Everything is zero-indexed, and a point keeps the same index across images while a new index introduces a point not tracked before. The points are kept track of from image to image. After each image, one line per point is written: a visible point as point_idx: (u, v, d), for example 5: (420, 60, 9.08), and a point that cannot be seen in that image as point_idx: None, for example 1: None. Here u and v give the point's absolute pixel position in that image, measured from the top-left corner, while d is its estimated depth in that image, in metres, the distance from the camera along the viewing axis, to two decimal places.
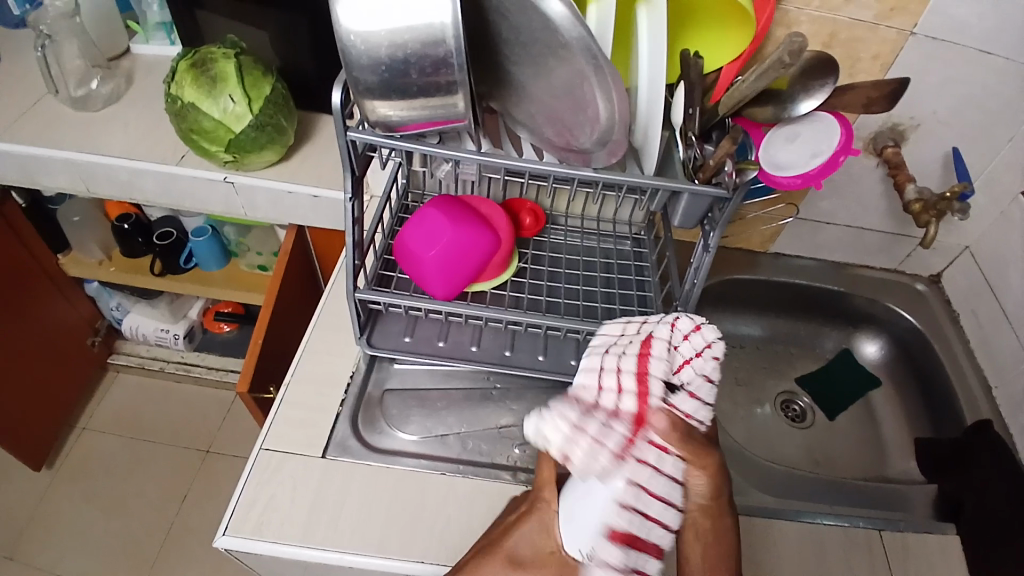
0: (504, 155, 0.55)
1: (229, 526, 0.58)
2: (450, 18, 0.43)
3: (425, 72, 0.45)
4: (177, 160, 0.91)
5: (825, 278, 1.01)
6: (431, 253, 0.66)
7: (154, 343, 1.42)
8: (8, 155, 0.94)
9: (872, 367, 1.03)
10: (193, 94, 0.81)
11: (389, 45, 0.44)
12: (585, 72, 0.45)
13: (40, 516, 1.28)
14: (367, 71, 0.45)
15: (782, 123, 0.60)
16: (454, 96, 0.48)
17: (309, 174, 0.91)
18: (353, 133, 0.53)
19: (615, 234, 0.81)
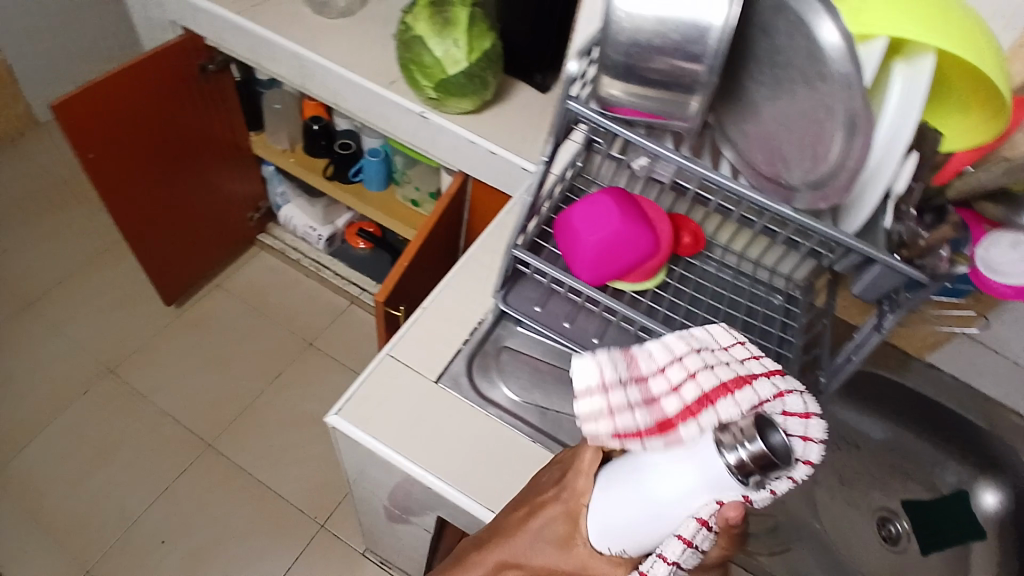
0: (704, 167, 0.55)
1: (343, 407, 0.65)
2: (720, 21, 0.44)
3: (672, 65, 0.47)
4: (387, 82, 0.99)
5: (972, 408, 0.92)
6: (595, 238, 0.67)
7: (299, 236, 1.57)
8: (251, 34, 1.06)
9: (990, 520, 0.93)
10: (424, 28, 0.86)
11: (652, 31, 0.46)
12: (834, 110, 0.44)
13: (161, 344, 1.45)
14: (619, 49, 0.47)
15: (1014, 228, 0.61)
16: (691, 97, 0.49)
17: (494, 130, 0.96)
18: (572, 104, 0.56)
19: (768, 285, 0.79)
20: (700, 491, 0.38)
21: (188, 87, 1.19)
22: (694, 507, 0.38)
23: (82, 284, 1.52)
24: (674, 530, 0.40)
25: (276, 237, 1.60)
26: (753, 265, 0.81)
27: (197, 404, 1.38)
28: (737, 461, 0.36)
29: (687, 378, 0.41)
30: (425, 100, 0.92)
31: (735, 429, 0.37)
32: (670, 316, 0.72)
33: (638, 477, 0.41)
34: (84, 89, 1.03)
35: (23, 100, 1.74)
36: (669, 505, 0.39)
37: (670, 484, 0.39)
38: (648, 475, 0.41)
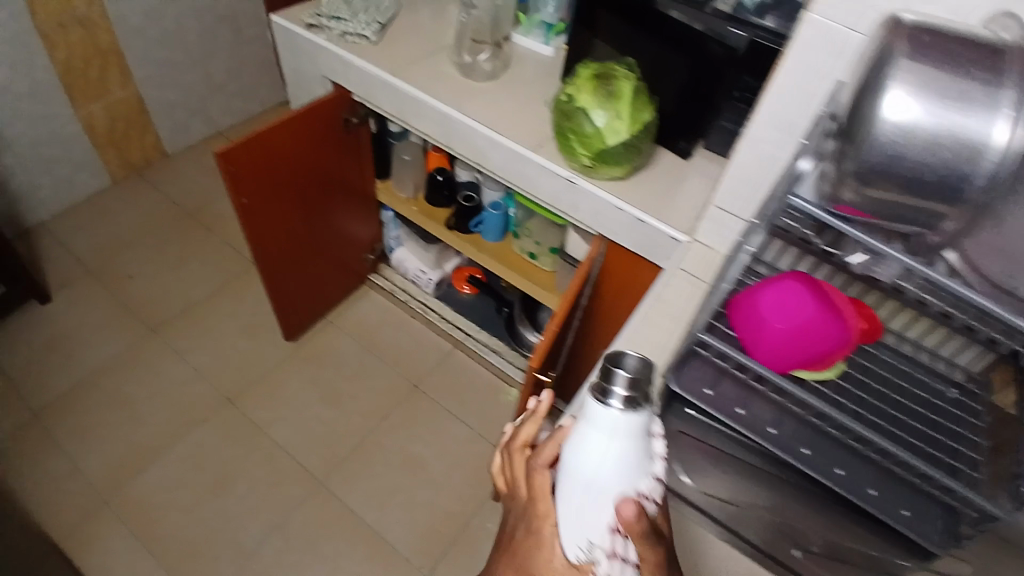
0: (935, 273, 0.53)
1: None
2: (1003, 139, 0.44)
3: (937, 176, 0.46)
4: (533, 147, 1.00)
5: None
6: (784, 325, 0.66)
7: (410, 278, 1.64)
8: (400, 93, 1.09)
9: None
10: (589, 99, 0.86)
11: (923, 147, 0.45)
12: None
13: (274, 377, 1.50)
14: (879, 158, 0.47)
15: None
16: (949, 210, 0.48)
17: (641, 198, 0.94)
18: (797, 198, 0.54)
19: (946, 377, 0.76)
20: (619, 448, 0.45)
21: (333, 137, 1.24)
22: (620, 462, 0.46)
23: (203, 313, 1.59)
24: (623, 495, 0.47)
25: (386, 277, 1.67)
26: (930, 357, 0.78)
27: (308, 437, 1.42)
28: (621, 402, 0.45)
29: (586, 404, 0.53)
30: (577, 166, 0.93)
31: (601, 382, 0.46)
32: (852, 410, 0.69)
33: (575, 472, 0.48)
34: (247, 135, 1.07)
35: (155, 135, 1.86)
36: (604, 472, 0.46)
37: (594, 455, 0.46)
38: (581, 470, 0.47)
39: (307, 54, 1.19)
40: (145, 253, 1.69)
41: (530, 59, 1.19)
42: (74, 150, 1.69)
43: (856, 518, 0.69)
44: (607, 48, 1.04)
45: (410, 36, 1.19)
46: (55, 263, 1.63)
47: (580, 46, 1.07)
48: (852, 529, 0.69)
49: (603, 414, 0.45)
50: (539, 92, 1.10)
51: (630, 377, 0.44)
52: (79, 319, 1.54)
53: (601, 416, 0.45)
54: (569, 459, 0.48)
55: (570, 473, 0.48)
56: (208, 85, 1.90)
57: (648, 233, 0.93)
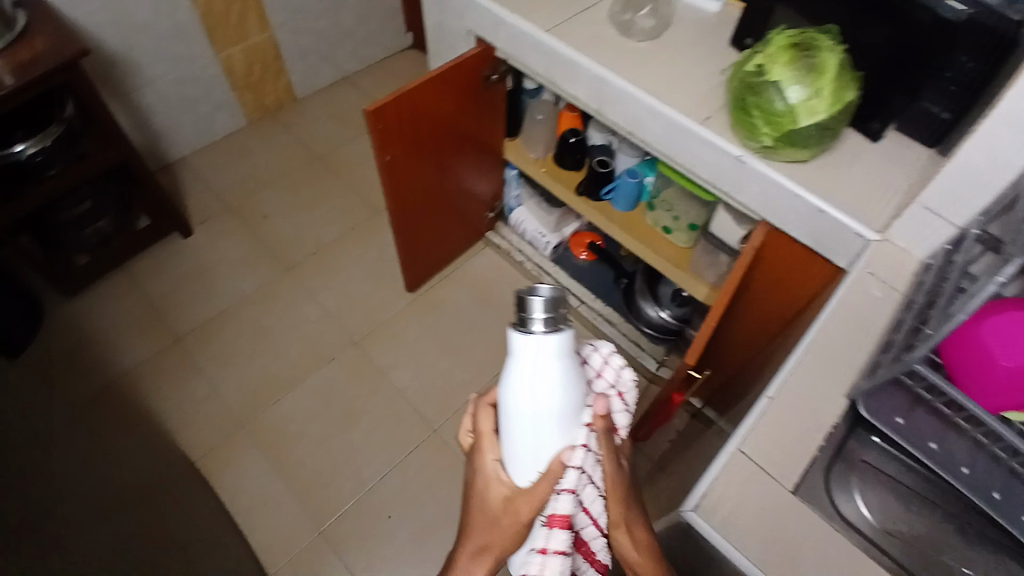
0: None
1: (696, 507, 0.62)
2: None
3: None
4: (701, 119, 0.92)
5: None
6: (1006, 364, 0.61)
7: (527, 239, 1.62)
8: (555, 53, 1.03)
9: None
10: (784, 74, 0.77)
11: None
12: None
13: (392, 325, 1.54)
14: None
15: None
16: None
17: (823, 185, 0.86)
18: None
19: None
20: (553, 362, 0.58)
21: (473, 94, 1.21)
22: (557, 376, 0.59)
23: (329, 257, 1.64)
24: (565, 403, 0.59)
25: (503, 236, 1.66)
26: None
27: (424, 388, 1.45)
28: (543, 325, 0.58)
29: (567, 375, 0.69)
30: (755, 147, 0.85)
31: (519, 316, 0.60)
32: None
33: (523, 402, 0.59)
34: (396, 94, 1.06)
35: (287, 79, 1.90)
36: (545, 392, 0.58)
37: (538, 379, 0.58)
38: (527, 401, 0.59)
39: (455, 7, 1.15)
40: (276, 195, 1.76)
41: (692, 16, 1.09)
42: (214, 91, 1.76)
43: None
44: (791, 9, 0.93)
45: None
46: (196, 199, 1.73)
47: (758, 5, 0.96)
48: None
49: (528, 343, 0.58)
50: (704, 56, 1.01)
51: (546, 304, 0.58)
52: (217, 254, 1.63)
53: (524, 342, 0.58)
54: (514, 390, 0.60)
55: (521, 403, 0.59)
56: (337, 30, 1.91)
57: (826, 224, 0.84)
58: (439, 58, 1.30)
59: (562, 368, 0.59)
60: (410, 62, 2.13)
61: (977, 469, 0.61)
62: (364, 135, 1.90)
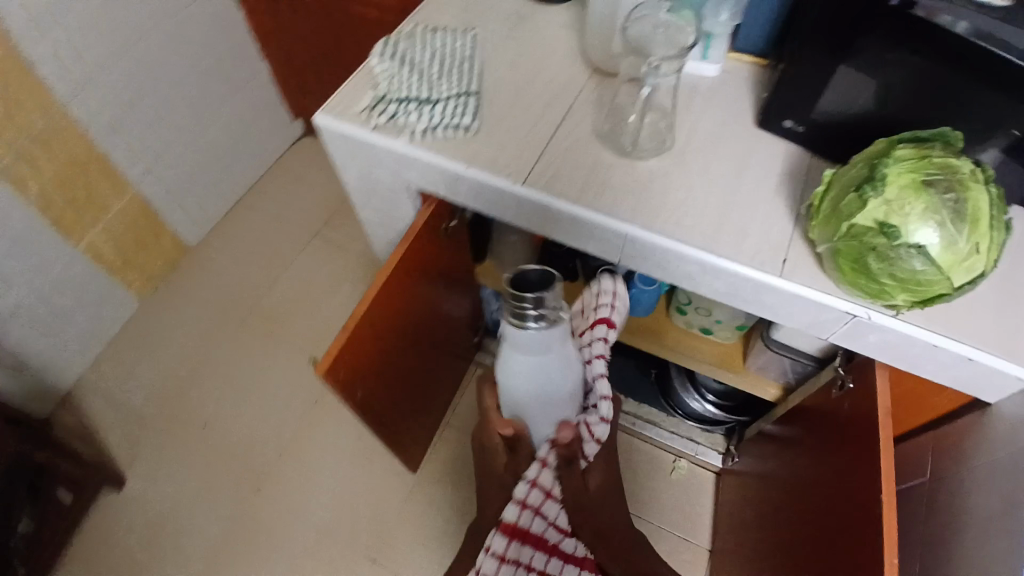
0: None
1: None
2: None
3: None
4: (780, 268, 0.69)
5: None
6: None
7: None
8: (546, 210, 0.76)
9: None
10: (922, 227, 0.54)
11: None
12: None
13: (406, 513, 1.26)
14: None
15: None
16: None
17: (961, 321, 0.65)
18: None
19: None
20: (546, 353, 0.60)
21: (430, 259, 0.93)
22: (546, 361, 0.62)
23: (303, 448, 1.34)
24: (545, 384, 0.64)
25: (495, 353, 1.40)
26: None
27: None
28: (538, 325, 0.57)
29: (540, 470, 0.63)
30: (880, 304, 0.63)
31: (517, 308, 0.57)
32: None
33: (515, 373, 0.63)
34: (347, 328, 0.78)
35: (173, 232, 1.53)
36: (530, 367, 0.62)
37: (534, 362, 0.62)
38: (514, 373, 0.63)
39: (385, 164, 0.86)
40: (211, 384, 1.42)
41: (693, 94, 0.83)
42: (90, 287, 1.38)
43: None
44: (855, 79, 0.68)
45: (524, 103, 0.83)
46: (112, 427, 1.37)
47: (804, 81, 0.72)
48: None
49: (524, 337, 0.58)
50: (739, 159, 0.77)
51: (541, 307, 0.56)
52: (164, 494, 1.30)
53: (523, 337, 0.58)
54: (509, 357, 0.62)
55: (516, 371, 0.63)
56: (213, 152, 1.55)
57: (976, 371, 0.65)
58: (371, 209, 0.99)
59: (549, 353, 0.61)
60: (310, 153, 1.79)
61: None
62: (289, 270, 1.58)
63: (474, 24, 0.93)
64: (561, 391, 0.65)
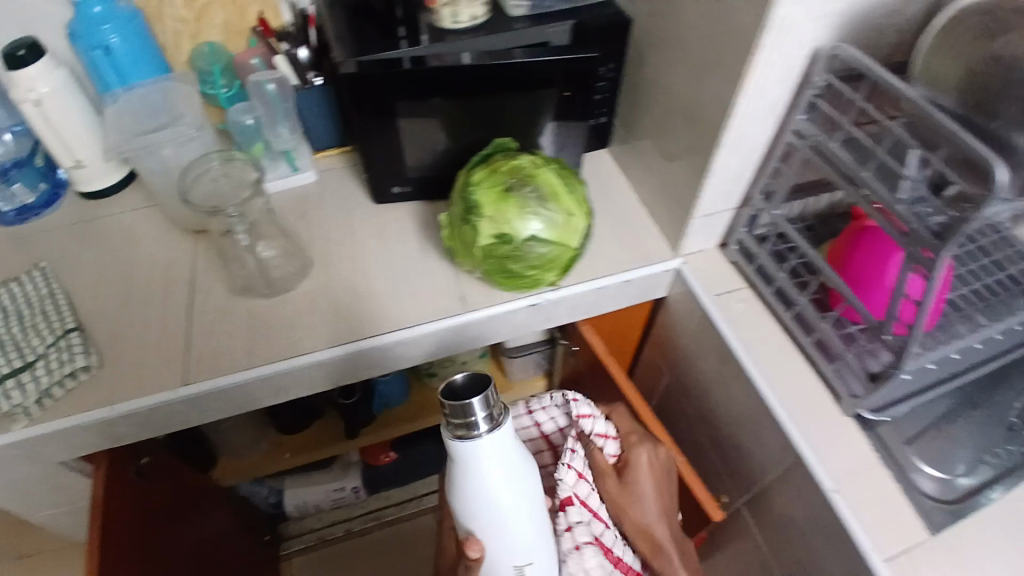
0: None
1: None
2: None
3: None
4: (461, 303, 0.73)
5: None
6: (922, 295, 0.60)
7: (328, 507, 1.22)
8: (227, 391, 0.68)
9: None
10: (523, 221, 0.62)
11: None
12: None
13: None
14: None
15: None
16: None
17: (605, 256, 0.77)
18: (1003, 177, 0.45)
19: None
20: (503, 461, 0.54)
21: (140, 507, 0.74)
22: (508, 476, 0.55)
23: None
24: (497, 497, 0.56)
25: (297, 533, 1.24)
26: None
27: None
28: (487, 426, 0.52)
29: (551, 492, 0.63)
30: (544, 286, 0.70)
31: (458, 423, 0.51)
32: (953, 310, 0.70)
33: (473, 493, 0.55)
34: None
35: None
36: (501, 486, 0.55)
37: (499, 479, 0.54)
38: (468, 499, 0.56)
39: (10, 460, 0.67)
40: None
41: (306, 204, 0.83)
42: None
43: (1002, 377, 0.73)
44: (419, 126, 0.77)
45: (143, 301, 0.74)
46: None
47: (380, 148, 0.77)
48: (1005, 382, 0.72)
49: (475, 449, 0.52)
50: (383, 238, 0.80)
51: (485, 409, 0.51)
52: None
53: (473, 449, 0.52)
54: (467, 484, 0.55)
55: (477, 493, 0.55)
56: None
57: (637, 284, 0.78)
58: (34, 510, 0.78)
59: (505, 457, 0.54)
60: None
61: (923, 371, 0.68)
62: None
63: (38, 254, 0.80)
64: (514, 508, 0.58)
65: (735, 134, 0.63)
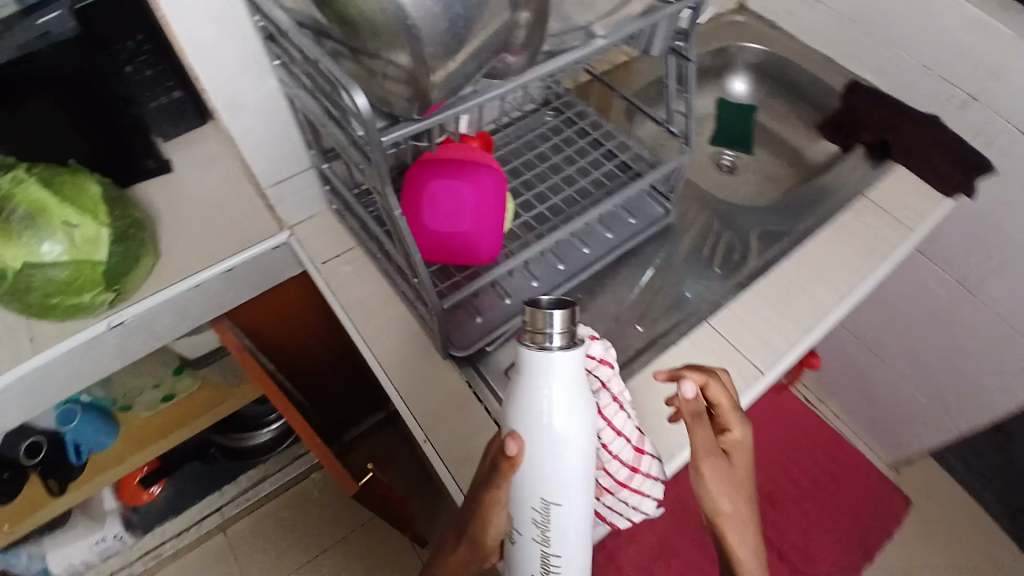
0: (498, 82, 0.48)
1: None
2: None
3: None
4: (32, 343, 0.65)
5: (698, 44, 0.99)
6: (450, 227, 0.61)
7: (94, 563, 1.13)
8: None
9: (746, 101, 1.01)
10: (22, 249, 0.56)
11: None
12: None
13: None
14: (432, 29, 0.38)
15: None
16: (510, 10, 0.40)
17: (204, 249, 0.71)
18: (363, 106, 0.40)
19: (541, 125, 0.80)
20: (571, 387, 0.45)
21: None
22: (573, 407, 0.45)
23: None
24: (567, 440, 0.45)
25: None
26: (519, 125, 0.80)
27: None
28: (562, 343, 0.44)
29: (626, 447, 0.54)
30: (106, 306, 0.65)
31: (536, 330, 0.44)
32: (543, 222, 0.71)
33: (531, 422, 0.45)
34: None
35: None
36: (567, 414, 0.45)
37: (564, 413, 0.45)
38: (527, 416, 0.45)
39: None
40: None
41: None
42: None
43: (613, 272, 0.75)
44: None
45: None
46: None
47: None
48: (615, 276, 0.75)
49: (548, 373, 0.44)
50: None
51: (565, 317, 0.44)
52: None
53: (546, 373, 0.44)
54: (527, 410, 0.45)
55: (540, 426, 0.45)
56: None
57: (248, 270, 0.73)
58: None
59: (576, 384, 0.45)
60: None
61: (515, 291, 0.70)
62: None
63: None
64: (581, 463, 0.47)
65: None
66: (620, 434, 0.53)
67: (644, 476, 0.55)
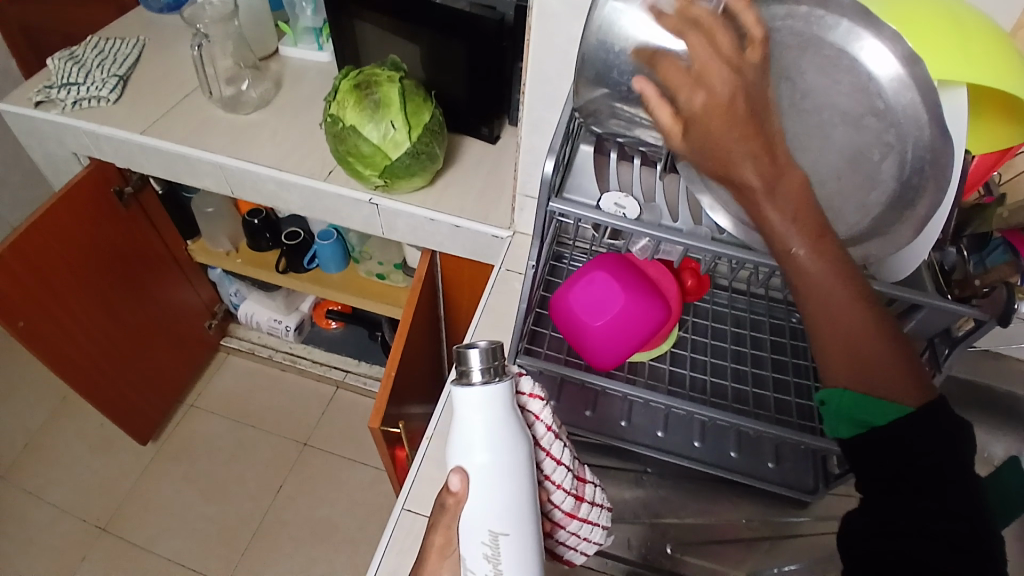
0: (681, 238, 0.50)
1: None
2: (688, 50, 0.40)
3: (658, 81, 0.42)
4: (325, 176, 0.89)
5: None
6: (574, 301, 0.62)
7: (266, 330, 1.47)
8: (156, 152, 0.94)
9: None
10: (359, 117, 0.77)
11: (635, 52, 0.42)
12: (890, 150, 0.40)
13: (138, 492, 1.35)
14: None
15: None
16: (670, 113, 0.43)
17: (453, 202, 0.88)
18: (547, 169, 0.48)
19: (777, 310, 0.72)
20: (499, 418, 0.43)
21: (100, 215, 1.07)
22: (503, 438, 0.43)
23: (47, 444, 1.40)
24: (502, 474, 0.43)
25: (239, 338, 1.53)
26: (755, 299, 0.73)
27: (205, 543, 1.29)
28: (484, 378, 0.43)
29: (565, 477, 0.49)
30: (373, 187, 0.85)
31: (457, 367, 0.44)
32: (672, 387, 0.67)
33: (464, 452, 0.43)
34: None
35: None
36: (495, 447, 0.43)
37: (491, 444, 0.43)
38: (469, 449, 0.43)
39: (49, 135, 1.01)
40: None
41: (305, 70, 1.05)
42: None
43: (700, 485, 0.68)
44: (367, 29, 0.89)
45: (159, 84, 1.03)
46: None
47: (342, 37, 0.92)
48: (699, 490, 0.67)
49: (469, 400, 0.43)
50: (320, 108, 0.98)
51: (486, 351, 0.43)
52: None
53: (465, 399, 0.43)
54: (461, 440, 0.44)
55: (471, 454, 0.43)
56: None
57: (465, 236, 0.87)
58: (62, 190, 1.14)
59: (505, 417, 0.43)
60: None
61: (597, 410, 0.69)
62: None
63: (140, 34, 1.12)
64: (520, 505, 0.44)
65: (530, 115, 0.68)
66: (562, 462, 0.48)
67: (591, 507, 0.51)
